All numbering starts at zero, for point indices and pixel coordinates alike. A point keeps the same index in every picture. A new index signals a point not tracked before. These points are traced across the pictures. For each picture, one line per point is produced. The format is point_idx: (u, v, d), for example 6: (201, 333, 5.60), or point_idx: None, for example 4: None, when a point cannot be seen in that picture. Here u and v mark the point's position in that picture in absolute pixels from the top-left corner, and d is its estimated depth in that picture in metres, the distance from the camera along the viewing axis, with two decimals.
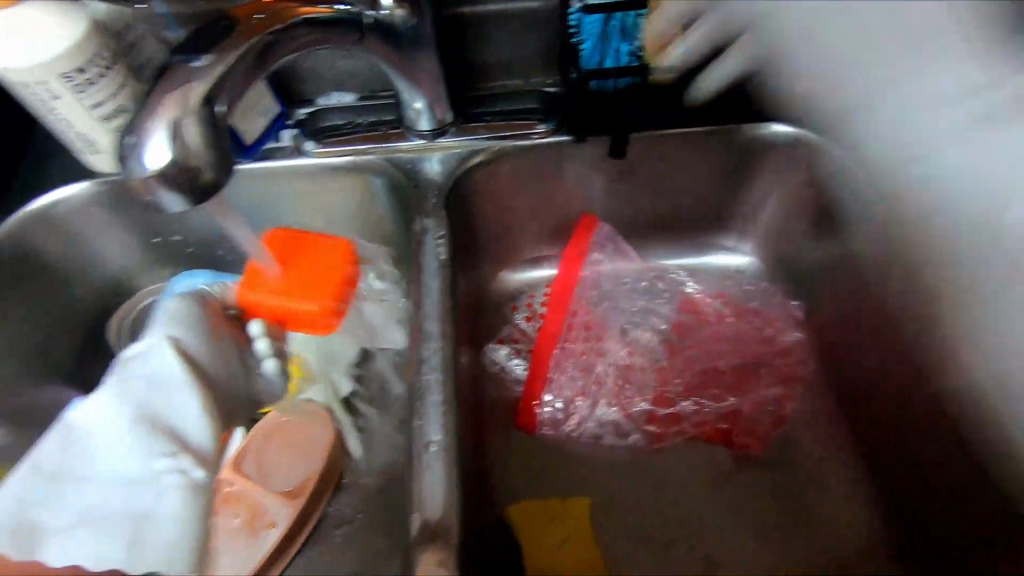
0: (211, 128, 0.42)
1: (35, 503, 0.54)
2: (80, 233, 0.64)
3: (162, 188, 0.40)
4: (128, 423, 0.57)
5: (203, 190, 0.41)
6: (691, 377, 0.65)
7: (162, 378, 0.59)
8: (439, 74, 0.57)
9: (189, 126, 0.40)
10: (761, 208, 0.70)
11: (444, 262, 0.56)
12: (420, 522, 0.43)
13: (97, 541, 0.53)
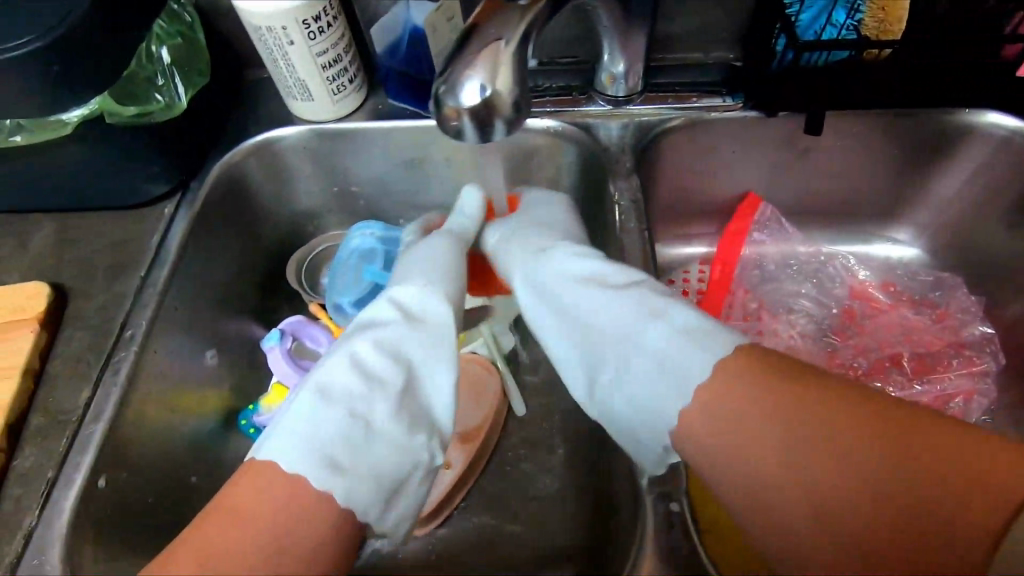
0: (516, 56, 0.36)
1: (305, 423, 0.45)
2: (282, 171, 0.68)
3: (466, 123, 0.37)
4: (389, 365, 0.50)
5: (489, 124, 0.37)
6: (864, 363, 0.64)
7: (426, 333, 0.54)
8: (647, 39, 0.57)
9: (504, 66, 0.36)
10: (943, 199, 0.66)
11: (641, 229, 0.56)
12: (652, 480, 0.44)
13: (365, 476, 0.44)
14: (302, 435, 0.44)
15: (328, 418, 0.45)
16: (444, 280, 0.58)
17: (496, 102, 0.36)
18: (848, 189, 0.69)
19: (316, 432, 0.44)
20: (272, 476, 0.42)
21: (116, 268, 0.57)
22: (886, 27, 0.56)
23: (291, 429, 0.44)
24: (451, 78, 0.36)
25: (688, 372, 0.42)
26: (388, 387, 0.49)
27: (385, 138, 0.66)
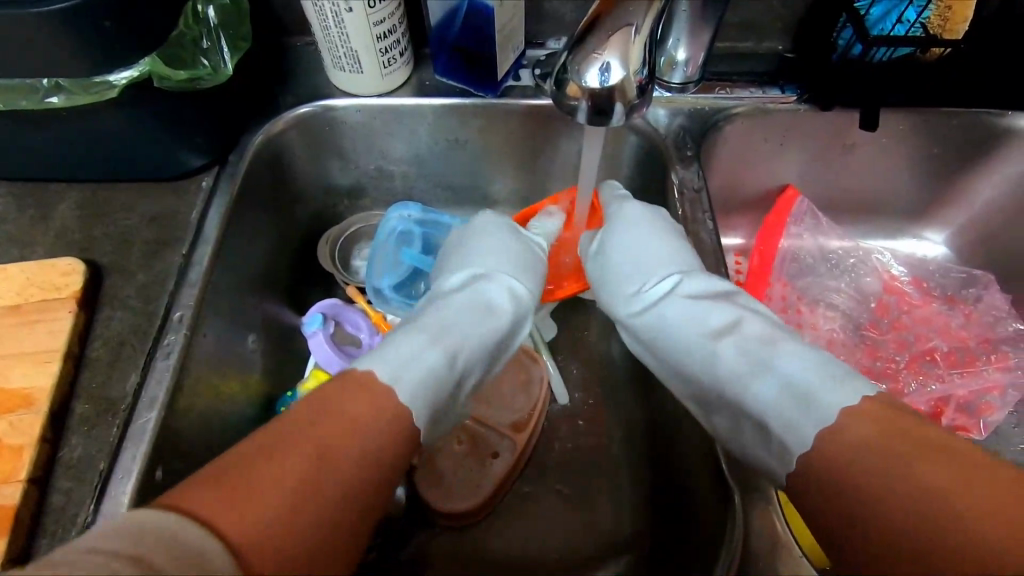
0: (645, 41, 0.37)
1: (409, 361, 0.43)
2: (320, 145, 0.65)
3: (584, 105, 0.37)
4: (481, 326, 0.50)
5: (607, 108, 0.38)
6: (901, 356, 0.66)
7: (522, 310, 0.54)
8: (715, 26, 0.57)
9: (632, 51, 0.36)
10: (978, 200, 0.68)
11: (711, 227, 0.57)
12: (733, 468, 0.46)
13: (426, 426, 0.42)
14: (406, 372, 0.42)
15: (437, 365, 0.44)
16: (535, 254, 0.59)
17: (620, 86, 0.37)
18: (888, 185, 0.70)
19: (421, 374, 0.43)
20: (370, 405, 0.38)
21: (154, 245, 0.54)
22: (950, 26, 0.58)
23: (400, 367, 0.42)
24: (580, 59, 0.36)
25: (808, 419, 0.39)
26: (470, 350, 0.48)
27: (433, 116, 0.64)
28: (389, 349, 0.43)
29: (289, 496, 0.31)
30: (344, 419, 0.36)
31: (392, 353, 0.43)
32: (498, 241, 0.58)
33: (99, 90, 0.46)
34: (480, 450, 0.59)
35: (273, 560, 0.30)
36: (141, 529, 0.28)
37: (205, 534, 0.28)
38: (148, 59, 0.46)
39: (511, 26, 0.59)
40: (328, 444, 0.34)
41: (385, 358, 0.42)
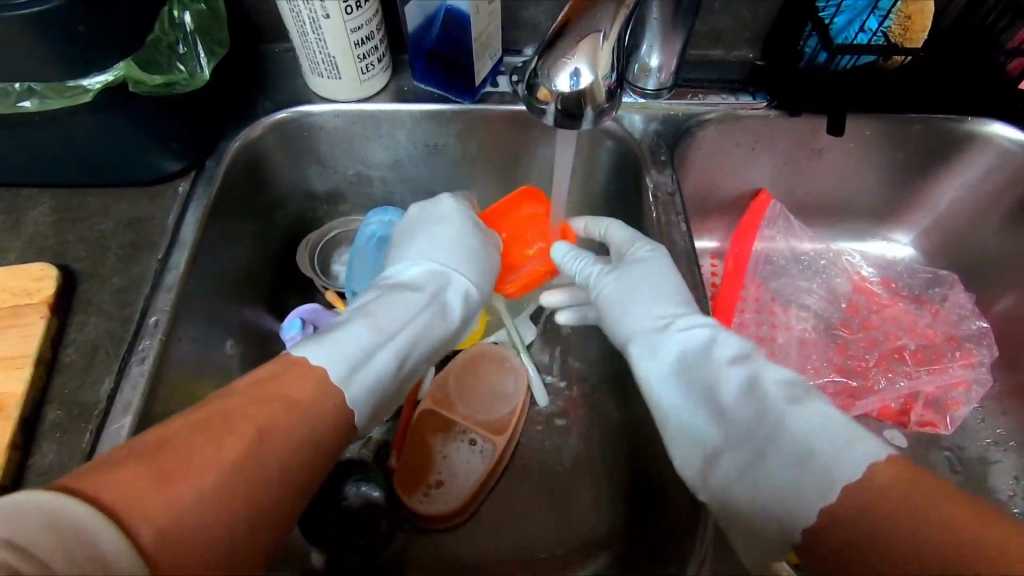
0: (614, 44, 0.37)
1: (350, 347, 0.45)
2: (299, 149, 0.65)
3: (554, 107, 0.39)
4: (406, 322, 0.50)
5: (577, 108, 0.39)
6: (872, 355, 0.67)
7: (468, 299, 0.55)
8: (686, 35, 0.58)
9: (600, 57, 0.37)
10: (940, 202, 0.70)
11: (685, 228, 0.58)
12: None
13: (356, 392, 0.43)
14: (346, 360, 0.43)
15: (381, 364, 0.46)
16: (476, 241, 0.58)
17: (589, 90, 0.38)
18: (854, 189, 0.72)
19: (362, 360, 0.45)
20: (307, 387, 0.40)
21: (129, 250, 0.54)
22: (909, 34, 0.60)
23: (346, 359, 0.44)
24: (551, 65, 0.37)
25: (817, 466, 0.40)
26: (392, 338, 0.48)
27: (411, 121, 0.64)
28: (336, 338, 0.45)
29: (207, 503, 0.33)
30: (284, 402, 0.38)
31: (334, 339, 0.45)
32: (441, 236, 0.57)
33: (72, 94, 0.46)
34: (462, 450, 0.60)
35: (189, 559, 0.31)
36: (33, 508, 0.29)
37: (95, 513, 0.29)
38: (123, 63, 0.46)
39: (488, 33, 0.60)
40: (266, 427, 0.36)
41: (332, 349, 0.43)
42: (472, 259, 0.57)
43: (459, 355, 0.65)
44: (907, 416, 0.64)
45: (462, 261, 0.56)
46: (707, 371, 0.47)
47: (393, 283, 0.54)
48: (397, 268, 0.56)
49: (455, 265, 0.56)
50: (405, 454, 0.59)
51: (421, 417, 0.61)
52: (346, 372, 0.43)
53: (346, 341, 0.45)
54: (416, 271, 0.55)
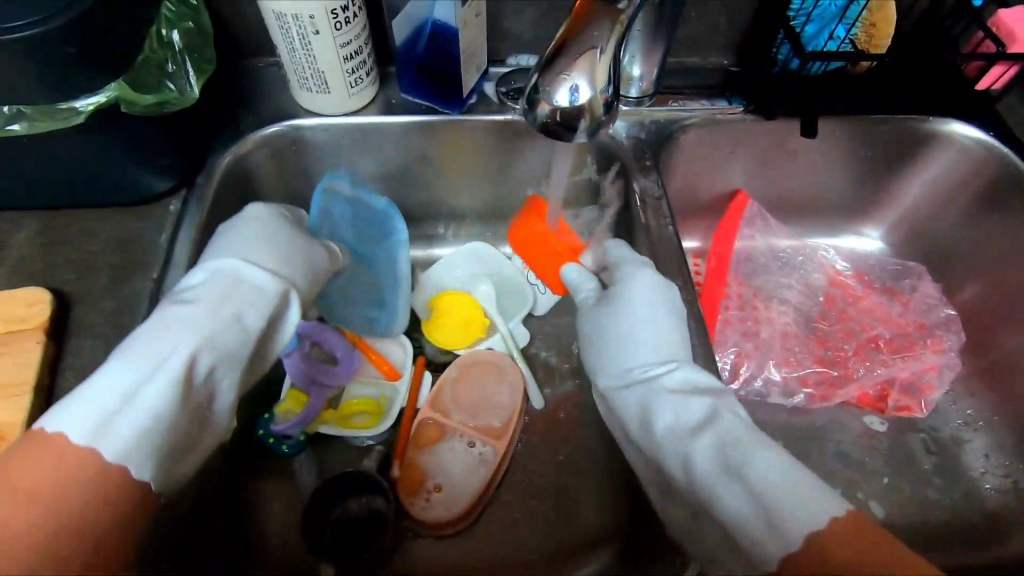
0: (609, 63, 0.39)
1: (113, 392, 0.40)
2: (289, 164, 0.65)
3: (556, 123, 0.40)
4: (185, 343, 0.43)
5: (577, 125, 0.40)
6: (848, 345, 0.71)
7: (259, 296, 0.48)
8: (666, 46, 0.60)
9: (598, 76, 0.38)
10: (907, 196, 0.74)
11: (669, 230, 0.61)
12: None
13: (123, 437, 0.39)
14: (111, 419, 0.39)
15: (164, 394, 0.40)
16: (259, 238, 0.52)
17: (587, 104, 0.39)
18: (826, 187, 0.75)
19: (124, 404, 0.40)
20: (50, 459, 0.38)
21: (123, 270, 0.53)
22: (875, 41, 0.62)
23: (99, 415, 0.39)
24: (549, 84, 0.38)
25: (777, 514, 0.41)
26: (161, 365, 0.42)
27: (400, 134, 0.65)
28: (84, 393, 0.40)
29: None
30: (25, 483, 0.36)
31: (96, 384, 0.40)
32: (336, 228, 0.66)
33: (64, 116, 0.45)
34: (462, 454, 0.61)
35: None
36: None
37: None
38: (116, 84, 0.46)
39: (474, 46, 0.61)
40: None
41: (82, 407, 0.39)
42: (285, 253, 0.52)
43: (455, 362, 0.67)
44: (884, 401, 0.68)
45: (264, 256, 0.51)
46: (688, 415, 0.49)
47: (181, 297, 0.47)
48: (189, 277, 0.49)
49: (262, 262, 0.50)
50: (406, 461, 0.60)
51: (420, 426, 0.63)
52: (94, 434, 0.38)
53: (107, 392, 0.40)
54: (213, 273, 0.48)
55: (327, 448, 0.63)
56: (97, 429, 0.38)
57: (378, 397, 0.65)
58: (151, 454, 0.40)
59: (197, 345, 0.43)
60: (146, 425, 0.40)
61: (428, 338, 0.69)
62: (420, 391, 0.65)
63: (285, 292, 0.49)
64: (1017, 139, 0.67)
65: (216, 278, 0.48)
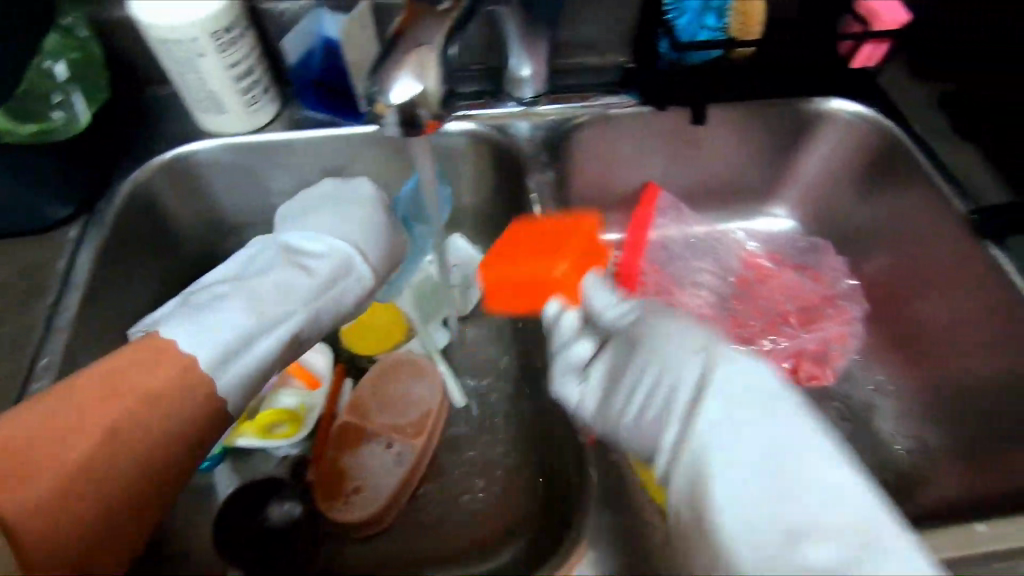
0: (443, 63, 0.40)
1: (228, 330, 0.51)
2: (192, 188, 0.66)
3: (393, 119, 0.40)
4: (296, 308, 0.56)
5: (419, 123, 0.41)
6: (760, 322, 0.73)
7: (352, 284, 0.60)
8: (548, 44, 0.63)
9: (430, 71, 0.39)
10: (807, 176, 0.78)
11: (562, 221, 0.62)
12: None
13: (237, 368, 0.51)
14: (225, 349, 0.51)
15: (271, 347, 0.54)
16: (360, 219, 0.63)
17: (423, 100, 0.40)
18: (731, 172, 0.78)
19: (241, 345, 0.52)
20: (163, 370, 0.47)
21: (22, 296, 0.54)
22: (746, 28, 0.65)
23: (218, 340, 0.51)
24: (385, 81, 0.38)
25: None
26: (267, 317, 0.54)
27: (302, 149, 0.67)
28: (209, 317, 0.52)
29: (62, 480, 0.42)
30: (131, 394, 0.45)
31: (222, 321, 0.52)
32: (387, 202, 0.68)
33: None
34: (380, 455, 0.62)
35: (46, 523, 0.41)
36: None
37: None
38: None
39: None
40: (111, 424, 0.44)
41: (208, 330, 0.51)
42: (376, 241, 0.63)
43: (373, 367, 0.67)
44: (797, 374, 0.69)
45: (365, 243, 0.62)
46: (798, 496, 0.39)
47: (296, 259, 0.59)
48: (301, 240, 0.61)
49: (361, 245, 0.62)
50: (323, 467, 0.61)
51: (341, 429, 0.63)
52: (215, 356, 0.50)
53: (228, 321, 0.52)
54: (315, 244, 0.61)
55: (249, 459, 0.64)
56: (216, 353, 0.50)
57: (296, 405, 0.66)
58: (248, 390, 0.52)
59: (300, 313, 0.56)
60: (255, 364, 0.52)
61: (347, 344, 0.70)
62: (340, 397, 0.66)
63: (373, 289, 0.63)
64: (898, 111, 0.70)
65: (318, 251, 0.60)
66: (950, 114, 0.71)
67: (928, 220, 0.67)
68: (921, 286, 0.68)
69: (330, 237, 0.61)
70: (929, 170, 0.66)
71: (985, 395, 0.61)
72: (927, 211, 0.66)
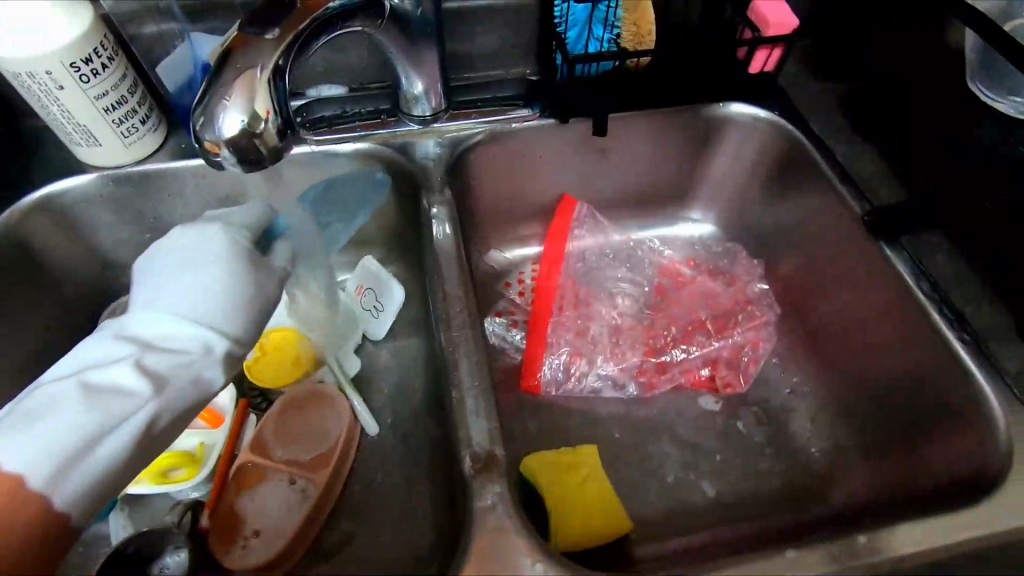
0: (276, 94, 0.39)
1: (66, 433, 0.39)
2: (73, 226, 0.63)
3: (229, 156, 0.37)
4: (145, 394, 0.42)
5: (259, 158, 0.39)
6: (676, 330, 0.73)
7: (231, 356, 0.47)
8: (437, 62, 0.61)
9: (261, 103, 0.37)
10: (720, 181, 0.78)
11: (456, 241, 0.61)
12: (472, 458, 0.47)
13: (77, 482, 0.39)
14: (56, 462, 0.38)
15: (120, 449, 0.41)
16: (230, 265, 0.49)
17: (259, 134, 0.38)
18: (644, 180, 0.78)
19: (78, 455, 0.39)
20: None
21: None
22: (640, 39, 0.64)
23: (43, 452, 0.38)
24: (212, 115, 0.36)
25: None
26: (111, 411, 0.41)
27: (190, 179, 0.64)
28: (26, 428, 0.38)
29: None
30: None
31: (56, 424, 0.39)
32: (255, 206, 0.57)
33: None
34: (282, 494, 0.60)
35: None
36: None
37: None
38: None
39: None
40: None
41: (26, 443, 0.38)
42: (253, 298, 0.50)
43: (279, 400, 0.65)
44: (711, 380, 0.70)
45: (239, 297, 0.49)
46: None
47: (152, 326, 0.45)
48: (155, 328, 0.45)
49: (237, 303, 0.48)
50: (220, 511, 0.59)
51: (241, 468, 0.61)
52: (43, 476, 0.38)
53: (56, 425, 0.39)
54: (169, 327, 0.45)
55: (144, 506, 0.61)
56: (44, 468, 0.38)
57: (196, 446, 0.62)
58: (98, 500, 0.41)
59: (161, 401, 0.43)
60: (100, 472, 0.40)
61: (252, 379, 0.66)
62: (242, 435, 0.64)
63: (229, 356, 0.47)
64: (799, 114, 0.70)
65: (176, 335, 0.45)
66: (851, 115, 0.71)
67: (830, 222, 0.67)
68: (827, 287, 0.68)
69: (193, 296, 0.47)
70: (828, 171, 0.66)
71: (892, 395, 0.61)
72: (829, 213, 0.67)
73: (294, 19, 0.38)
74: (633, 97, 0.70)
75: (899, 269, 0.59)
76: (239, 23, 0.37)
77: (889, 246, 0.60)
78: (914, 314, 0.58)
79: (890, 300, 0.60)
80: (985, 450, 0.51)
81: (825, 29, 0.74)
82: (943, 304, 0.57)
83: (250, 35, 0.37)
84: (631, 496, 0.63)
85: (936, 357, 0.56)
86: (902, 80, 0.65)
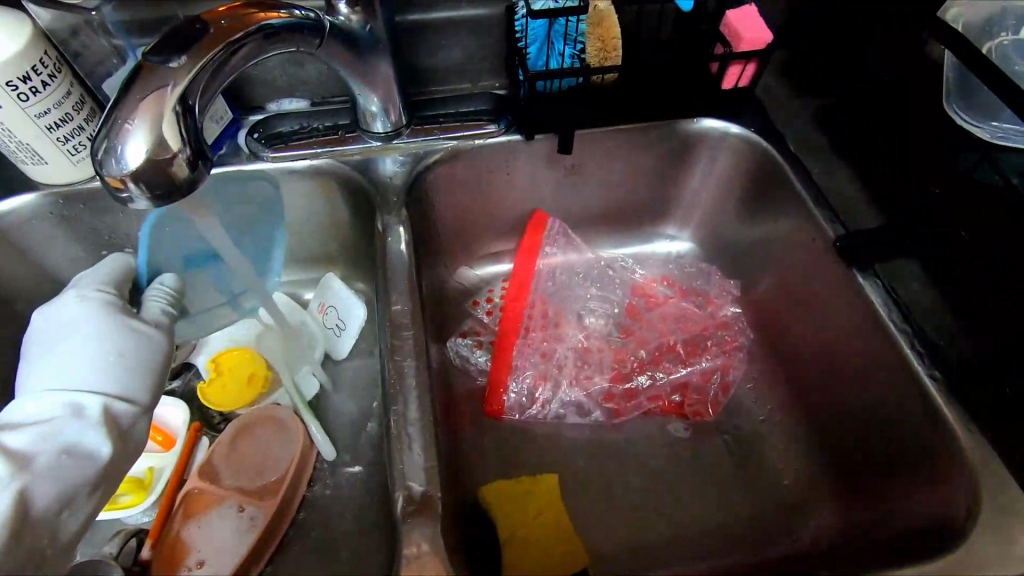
0: (188, 124, 0.37)
1: None
2: (23, 243, 0.62)
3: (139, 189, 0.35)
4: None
5: (173, 190, 0.37)
6: (645, 354, 0.70)
7: (110, 413, 0.47)
8: (393, 79, 0.59)
9: (167, 131, 0.35)
10: (695, 198, 0.75)
11: (410, 265, 0.59)
12: (406, 499, 0.45)
13: None
14: None
15: None
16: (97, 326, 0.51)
17: (169, 165, 0.36)
18: (616, 197, 0.75)
19: None
20: None
21: None
22: (606, 54, 0.61)
23: None
24: (115, 144, 0.34)
25: None
26: None
27: None
28: None
29: None
30: None
31: None
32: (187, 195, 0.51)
33: None
34: (229, 524, 0.58)
35: None
36: None
37: None
38: None
39: None
40: None
41: None
42: (124, 353, 0.50)
43: (233, 423, 0.63)
44: (680, 406, 0.67)
45: (95, 362, 0.49)
46: None
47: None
48: (14, 412, 0.47)
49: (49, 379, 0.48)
50: (164, 541, 0.57)
51: (188, 496, 0.59)
52: None
53: None
54: (46, 401, 0.46)
55: (87, 535, 0.59)
56: None
57: (144, 471, 0.61)
58: None
59: (27, 478, 0.43)
60: None
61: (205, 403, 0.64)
62: (193, 460, 0.62)
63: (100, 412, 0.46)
64: (775, 131, 0.68)
65: (52, 408, 0.46)
66: (829, 132, 0.68)
67: (803, 246, 0.64)
68: (802, 311, 0.66)
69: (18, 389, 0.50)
70: (802, 192, 0.64)
71: (864, 429, 0.58)
72: (802, 236, 0.64)
73: (201, 48, 0.38)
74: (603, 114, 0.68)
75: (871, 298, 0.57)
76: (143, 54, 0.36)
77: (862, 274, 0.58)
78: (885, 346, 0.55)
79: (863, 330, 0.58)
80: (954, 496, 0.49)
81: (804, 42, 0.71)
82: (916, 338, 0.54)
83: (153, 64, 0.36)
84: (591, 528, 0.61)
85: (908, 393, 0.53)
86: (902, 82, 0.67)
